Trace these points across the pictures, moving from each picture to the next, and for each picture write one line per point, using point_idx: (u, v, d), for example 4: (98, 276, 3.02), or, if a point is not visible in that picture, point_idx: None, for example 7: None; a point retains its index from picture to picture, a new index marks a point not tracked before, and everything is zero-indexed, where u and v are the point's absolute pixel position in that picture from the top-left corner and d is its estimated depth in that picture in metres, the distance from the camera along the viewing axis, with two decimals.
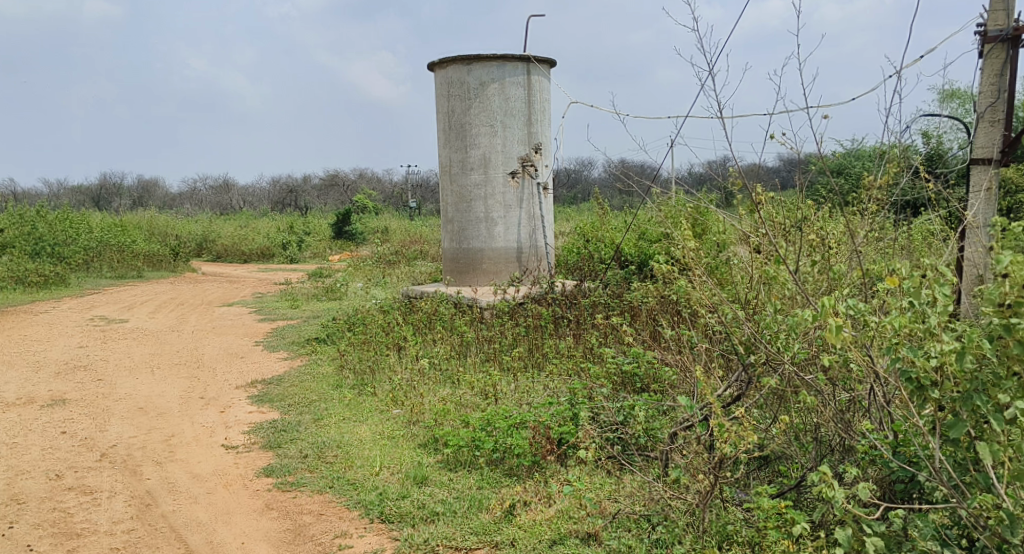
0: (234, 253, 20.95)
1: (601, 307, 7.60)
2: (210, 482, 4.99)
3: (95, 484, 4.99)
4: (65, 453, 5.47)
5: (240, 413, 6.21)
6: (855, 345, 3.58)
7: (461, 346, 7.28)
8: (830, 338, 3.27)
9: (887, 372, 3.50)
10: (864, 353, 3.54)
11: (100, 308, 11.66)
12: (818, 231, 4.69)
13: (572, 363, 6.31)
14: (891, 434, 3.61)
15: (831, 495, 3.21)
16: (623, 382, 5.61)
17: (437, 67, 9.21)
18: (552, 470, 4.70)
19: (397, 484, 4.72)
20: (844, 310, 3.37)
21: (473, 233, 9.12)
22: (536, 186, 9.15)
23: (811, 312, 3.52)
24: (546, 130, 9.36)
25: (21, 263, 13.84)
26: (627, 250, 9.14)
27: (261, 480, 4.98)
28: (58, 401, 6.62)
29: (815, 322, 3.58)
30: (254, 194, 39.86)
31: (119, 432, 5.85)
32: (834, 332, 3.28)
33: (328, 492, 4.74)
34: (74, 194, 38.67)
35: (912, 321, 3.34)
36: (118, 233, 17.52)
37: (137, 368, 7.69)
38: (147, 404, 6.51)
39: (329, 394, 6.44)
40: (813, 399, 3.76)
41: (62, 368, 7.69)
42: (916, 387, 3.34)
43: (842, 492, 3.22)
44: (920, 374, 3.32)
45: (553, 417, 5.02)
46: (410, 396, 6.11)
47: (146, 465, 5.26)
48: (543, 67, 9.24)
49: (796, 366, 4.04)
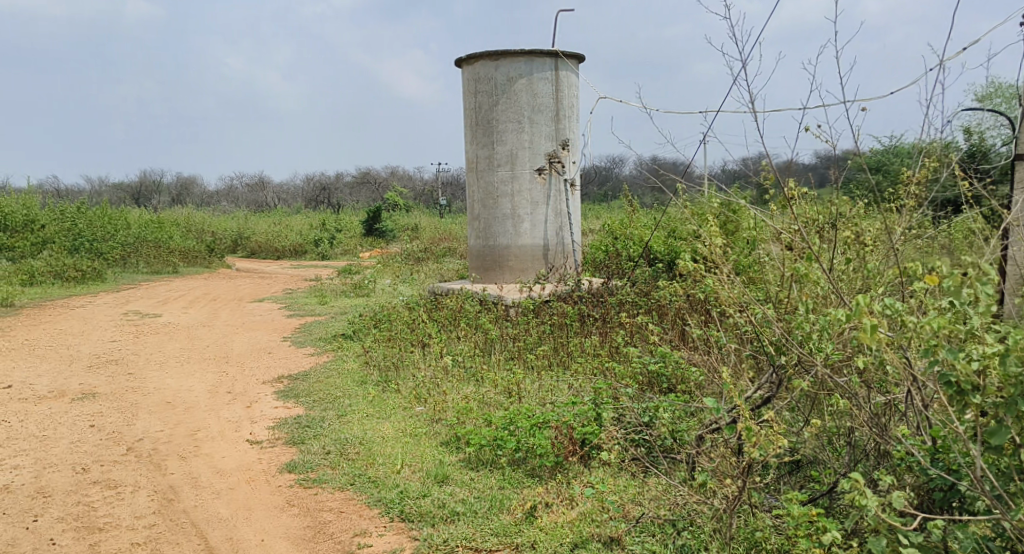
0: (268, 250, 21.11)
1: (629, 305, 7.52)
2: (232, 478, 4.94)
3: (120, 478, 4.97)
4: (93, 447, 5.46)
5: (266, 408, 6.20)
6: (892, 346, 3.47)
7: (485, 345, 7.22)
8: (865, 338, 3.20)
9: (924, 373, 3.40)
10: (899, 354, 3.46)
11: (135, 303, 11.77)
12: (853, 228, 4.55)
13: (597, 363, 6.24)
14: (929, 440, 3.46)
15: (864, 503, 3.10)
16: (649, 383, 5.51)
17: (465, 63, 9.16)
18: (575, 471, 4.63)
19: (419, 482, 4.67)
20: (881, 310, 3.31)
21: (500, 230, 9.07)
22: (563, 182, 9.05)
23: (846, 311, 3.44)
24: (574, 125, 9.26)
25: (59, 258, 13.99)
26: (655, 247, 9.08)
27: (283, 476, 4.93)
28: (88, 394, 6.64)
29: (849, 321, 3.49)
30: (288, 194, 40.17)
31: (146, 426, 5.84)
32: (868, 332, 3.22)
33: (350, 489, 4.69)
34: (113, 192, 39.22)
35: (953, 322, 3.23)
36: (153, 228, 17.64)
37: (167, 363, 7.72)
38: (174, 399, 6.51)
39: (354, 391, 6.40)
40: (846, 403, 3.71)
41: (94, 362, 7.74)
42: (956, 392, 3.17)
43: (876, 501, 3.11)
44: (960, 378, 3.15)
45: (576, 417, 4.93)
46: (433, 394, 6.06)
47: (171, 459, 5.23)
48: (572, 62, 9.16)
49: (830, 368, 3.94)
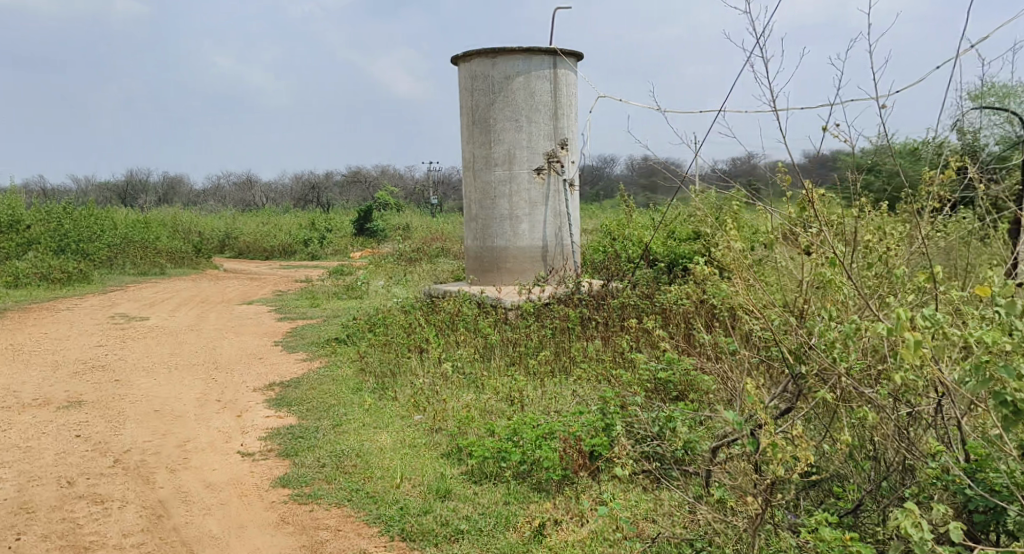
0: (257, 250, 20.88)
1: (631, 308, 7.31)
2: (224, 492, 4.70)
3: (106, 492, 4.72)
4: (78, 458, 5.21)
5: (258, 417, 5.98)
6: (931, 359, 3.27)
7: (484, 350, 7.02)
8: (909, 354, 3.11)
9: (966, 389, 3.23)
10: (937, 367, 3.27)
11: (121, 306, 11.52)
12: (873, 231, 4.35)
13: (602, 369, 6.06)
14: (967, 456, 3.27)
15: (913, 534, 2.89)
16: (656, 390, 5.31)
17: (461, 61, 8.94)
18: (584, 485, 4.43)
19: (420, 498, 4.45)
20: (918, 322, 3.20)
21: (498, 231, 8.86)
22: (562, 182, 8.86)
23: (884, 324, 3.29)
24: (573, 124, 9.07)
25: (45, 259, 13.73)
26: (655, 249, 8.89)
27: (276, 490, 4.69)
28: (74, 403, 6.40)
29: (886, 332, 3.32)
30: (278, 192, 39.90)
31: (133, 436, 5.60)
32: (911, 347, 3.12)
33: (347, 505, 4.46)
34: (101, 191, 38.91)
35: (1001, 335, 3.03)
36: (141, 229, 17.40)
37: (154, 369, 7.49)
38: (162, 408, 6.27)
39: (349, 399, 6.19)
40: (873, 415, 3.50)
41: (80, 368, 7.49)
42: (1011, 412, 2.96)
43: (930, 536, 2.89)
44: (1016, 396, 2.94)
45: (584, 427, 4.73)
46: (432, 402, 5.87)
47: (160, 472, 4.98)
48: (570, 59, 8.97)
49: (853, 378, 3.73)
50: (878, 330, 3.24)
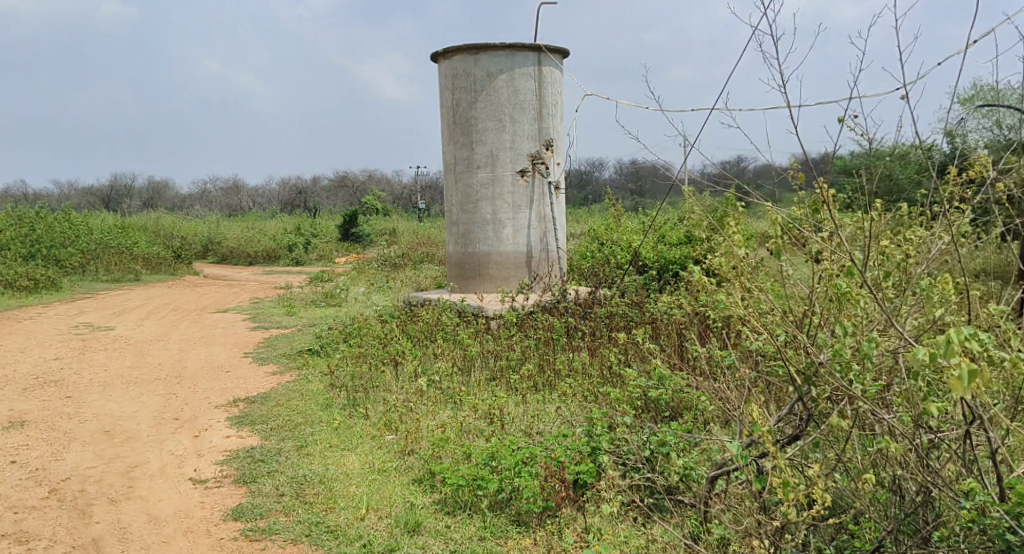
0: (239, 255, 20.35)
1: (620, 317, 6.92)
2: (167, 528, 4.25)
3: (35, 529, 4.26)
4: (10, 488, 4.74)
5: (216, 438, 5.53)
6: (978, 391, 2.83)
7: (463, 363, 6.60)
8: (960, 387, 2.65)
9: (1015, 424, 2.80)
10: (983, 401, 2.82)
11: (87, 315, 11.01)
12: (889, 236, 3.92)
13: (588, 386, 5.65)
14: (1005, 496, 2.86)
15: None
16: (646, 408, 4.94)
17: (441, 58, 8.52)
18: (568, 518, 4.02)
19: (385, 533, 4.03)
20: (968, 347, 2.74)
21: (480, 236, 8.42)
22: (547, 185, 8.46)
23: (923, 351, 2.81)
24: (558, 124, 8.67)
25: (12, 266, 13.22)
26: (645, 255, 8.50)
27: (227, 525, 4.24)
28: (17, 423, 5.92)
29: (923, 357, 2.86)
30: (264, 195, 39.36)
31: (77, 462, 5.14)
32: (962, 380, 2.66)
33: (304, 542, 4.02)
34: (83, 197, 38.32)
35: None
36: (117, 234, 16.90)
37: (112, 384, 7.03)
38: (113, 428, 5.82)
39: (317, 417, 5.76)
40: (895, 446, 3.09)
41: (31, 383, 7.02)
42: None
43: None
44: None
45: (568, 452, 4.30)
46: (406, 421, 5.44)
47: (99, 503, 4.53)
48: (555, 57, 8.56)
49: (869, 402, 3.31)
50: (920, 358, 2.75)
